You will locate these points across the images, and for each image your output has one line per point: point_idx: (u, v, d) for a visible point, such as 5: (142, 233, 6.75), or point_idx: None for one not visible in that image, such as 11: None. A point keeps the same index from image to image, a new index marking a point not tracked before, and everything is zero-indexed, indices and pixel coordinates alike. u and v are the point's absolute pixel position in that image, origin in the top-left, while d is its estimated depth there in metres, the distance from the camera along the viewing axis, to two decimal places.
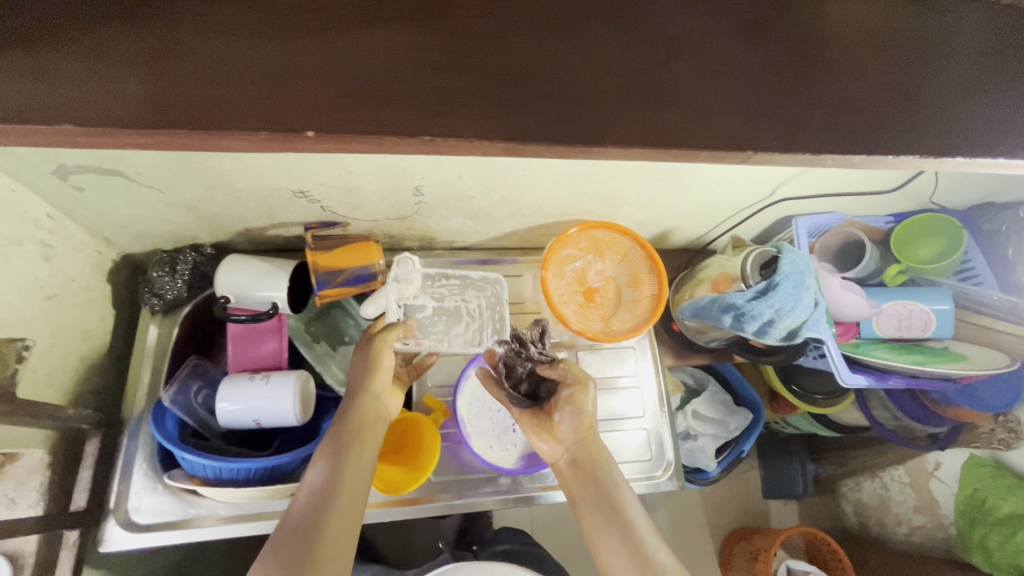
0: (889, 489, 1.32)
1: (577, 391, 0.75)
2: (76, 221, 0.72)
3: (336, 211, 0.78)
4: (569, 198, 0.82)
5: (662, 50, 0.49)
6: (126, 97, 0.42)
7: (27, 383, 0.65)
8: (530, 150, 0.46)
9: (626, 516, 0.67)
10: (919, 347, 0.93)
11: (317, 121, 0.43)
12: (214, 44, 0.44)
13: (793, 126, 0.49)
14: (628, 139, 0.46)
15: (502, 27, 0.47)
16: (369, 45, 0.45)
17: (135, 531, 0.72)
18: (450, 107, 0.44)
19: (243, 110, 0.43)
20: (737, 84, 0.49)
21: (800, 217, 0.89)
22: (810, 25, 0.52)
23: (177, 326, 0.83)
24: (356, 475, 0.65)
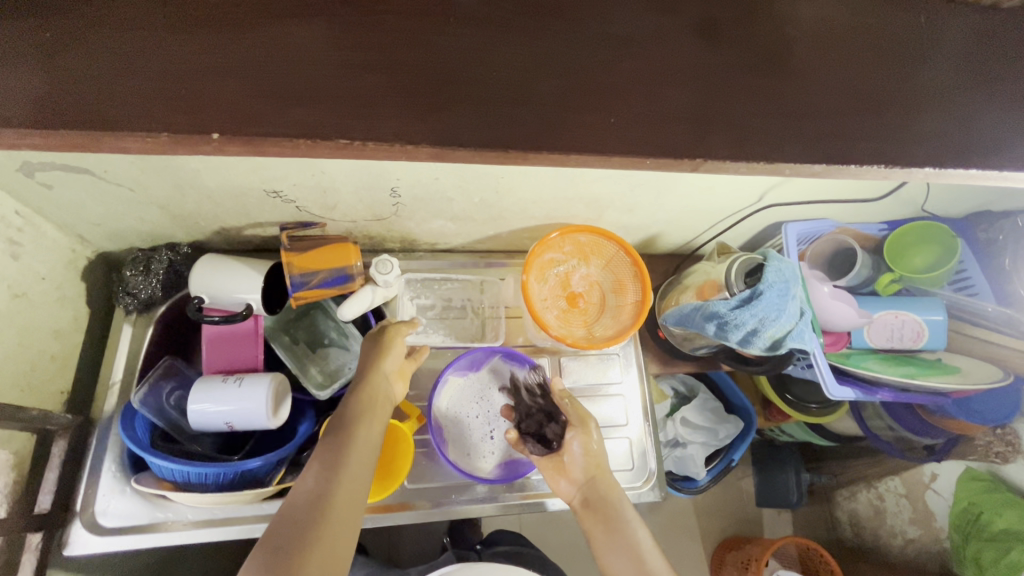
0: (885, 500, 1.30)
1: (584, 432, 0.77)
2: (47, 219, 0.71)
3: (312, 211, 0.77)
4: (550, 201, 0.80)
5: (621, 58, 0.50)
6: (89, 99, 0.44)
7: None
8: (456, 158, 0.47)
9: (636, 547, 0.69)
10: (910, 358, 0.90)
11: (251, 129, 0.45)
12: (175, 49, 0.46)
13: (744, 133, 0.50)
14: (578, 146, 0.47)
15: (459, 35, 0.48)
16: (325, 50, 0.46)
17: (102, 534, 0.71)
18: (394, 112, 0.46)
19: (202, 113, 0.44)
20: (688, 90, 0.50)
21: (790, 223, 0.87)
22: (766, 33, 0.52)
23: (152, 325, 0.82)
24: (358, 464, 0.65)
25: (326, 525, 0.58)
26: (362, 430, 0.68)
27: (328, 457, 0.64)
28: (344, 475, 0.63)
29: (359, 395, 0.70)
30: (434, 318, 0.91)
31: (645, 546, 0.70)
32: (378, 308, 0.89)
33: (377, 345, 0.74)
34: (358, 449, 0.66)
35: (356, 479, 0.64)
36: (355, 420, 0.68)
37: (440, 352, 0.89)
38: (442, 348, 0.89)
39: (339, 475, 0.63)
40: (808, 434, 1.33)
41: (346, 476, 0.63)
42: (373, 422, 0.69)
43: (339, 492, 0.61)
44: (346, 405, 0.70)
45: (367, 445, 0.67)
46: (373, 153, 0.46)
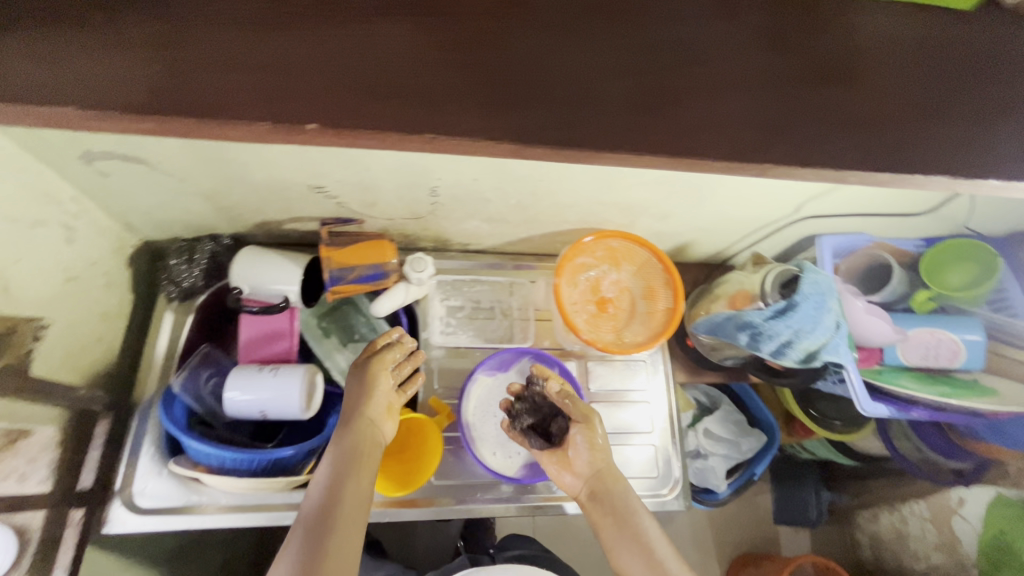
0: (907, 523, 1.25)
1: (585, 427, 0.76)
2: (99, 206, 0.73)
3: (352, 207, 0.78)
4: (585, 205, 0.81)
5: (688, 62, 0.51)
6: (178, 85, 0.46)
7: (43, 361, 0.66)
8: (531, 154, 0.48)
9: (644, 538, 0.70)
10: (945, 378, 0.88)
11: (343, 121, 0.47)
12: (268, 39, 0.47)
13: (807, 138, 0.50)
14: (643, 143, 0.49)
15: (530, 38, 0.50)
16: (403, 47, 0.48)
17: (140, 514, 0.73)
18: (465, 107, 0.48)
19: (293, 109, 0.46)
20: (754, 93, 0.51)
21: (826, 236, 0.88)
22: (831, 43, 0.53)
23: (191, 313, 0.85)
24: (347, 520, 0.63)
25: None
26: (349, 484, 0.66)
27: (315, 520, 0.63)
28: (334, 534, 0.62)
29: (342, 448, 0.69)
30: (462, 319, 0.91)
31: (654, 537, 0.70)
32: (409, 307, 0.90)
33: (363, 387, 0.74)
34: (346, 505, 0.64)
35: (346, 537, 0.62)
36: (340, 476, 0.66)
37: (468, 352, 0.89)
38: (471, 348, 0.89)
39: (328, 535, 0.61)
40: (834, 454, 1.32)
41: (334, 535, 0.62)
42: (359, 474, 0.67)
43: (329, 552, 0.60)
44: (332, 451, 0.69)
45: (355, 499, 0.66)
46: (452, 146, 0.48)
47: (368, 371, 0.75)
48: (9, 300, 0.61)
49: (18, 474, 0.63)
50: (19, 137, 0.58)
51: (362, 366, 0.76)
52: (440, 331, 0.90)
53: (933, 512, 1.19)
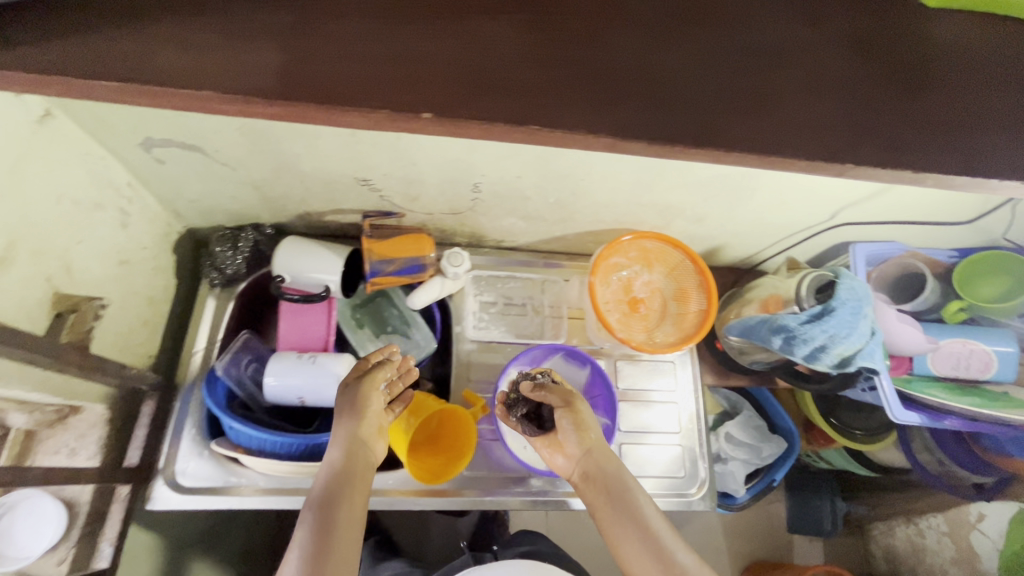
0: (924, 537, 1.26)
1: (568, 410, 0.76)
2: (151, 192, 0.75)
3: (394, 201, 0.80)
4: (623, 206, 0.82)
5: (765, 61, 0.51)
6: (261, 69, 0.46)
7: (100, 340, 0.69)
8: (626, 149, 0.48)
9: (641, 517, 0.68)
10: (975, 389, 0.88)
11: (457, 113, 0.46)
12: (362, 31, 0.48)
13: (888, 140, 0.49)
14: (734, 143, 0.48)
15: (608, 33, 0.50)
16: (481, 39, 0.48)
17: (182, 492, 0.74)
18: (541, 99, 0.47)
19: (377, 95, 0.46)
20: (836, 97, 0.51)
21: (860, 243, 0.87)
22: (906, 49, 0.53)
23: (233, 300, 0.86)
24: (343, 547, 0.61)
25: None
26: (342, 509, 0.64)
27: (310, 547, 0.60)
28: (331, 561, 0.59)
29: (333, 472, 0.67)
30: (495, 314, 0.92)
31: (652, 518, 0.68)
32: (443, 301, 0.92)
33: (354, 407, 0.70)
34: (340, 531, 0.62)
35: (342, 563, 0.60)
36: (331, 501, 0.64)
37: (498, 348, 0.91)
38: (502, 343, 0.91)
39: (325, 562, 0.59)
40: (850, 464, 1.31)
41: (331, 562, 0.59)
42: (352, 498, 0.65)
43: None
44: (322, 478, 0.66)
45: (349, 523, 0.63)
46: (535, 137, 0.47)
47: (358, 390, 0.71)
48: (72, 280, 0.64)
49: (68, 449, 0.66)
50: (89, 122, 0.61)
51: (350, 385, 0.72)
52: (472, 326, 0.91)
53: (951, 526, 1.19)
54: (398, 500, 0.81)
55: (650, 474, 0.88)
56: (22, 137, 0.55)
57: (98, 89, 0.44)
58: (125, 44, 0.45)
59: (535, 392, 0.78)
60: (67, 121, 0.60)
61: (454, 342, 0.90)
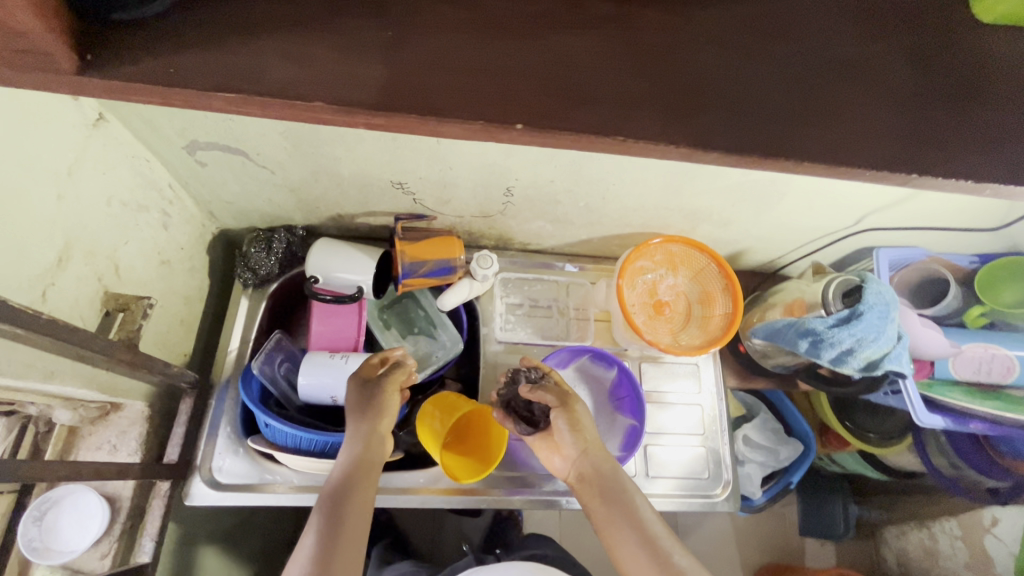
0: (937, 541, 1.25)
1: (563, 410, 0.73)
2: (190, 194, 0.77)
3: (426, 203, 0.81)
4: (651, 210, 0.83)
5: (834, 69, 0.49)
6: (363, 82, 0.43)
7: (149, 340, 0.72)
8: (704, 159, 0.46)
9: (637, 516, 0.67)
10: (995, 393, 0.89)
11: (550, 121, 0.44)
12: (422, 39, 0.45)
13: (955, 151, 0.47)
14: (816, 154, 0.46)
15: (675, 38, 0.48)
16: (538, 41, 0.46)
17: (219, 489, 0.76)
18: (604, 103, 0.45)
19: (447, 99, 0.43)
20: (904, 110, 0.49)
21: (881, 248, 0.88)
22: (974, 55, 0.51)
23: (264, 300, 0.87)
24: (353, 529, 0.63)
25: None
26: (355, 494, 0.66)
27: (323, 526, 0.62)
28: (340, 541, 0.62)
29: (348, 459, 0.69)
30: (521, 316, 0.94)
31: (650, 519, 0.68)
32: (470, 302, 0.93)
33: (370, 402, 0.73)
34: (352, 514, 0.64)
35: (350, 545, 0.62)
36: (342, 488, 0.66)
37: (524, 348, 0.92)
38: (528, 344, 0.92)
39: (335, 542, 0.61)
40: (863, 467, 1.30)
41: (340, 542, 0.62)
42: (365, 484, 0.67)
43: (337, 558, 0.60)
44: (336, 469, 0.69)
45: (361, 508, 0.65)
46: (596, 146, 0.45)
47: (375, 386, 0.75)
48: (119, 279, 0.65)
49: (110, 446, 0.70)
50: (137, 127, 0.63)
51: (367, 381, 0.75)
52: (500, 326, 0.92)
53: (965, 530, 1.19)
54: (428, 497, 0.82)
55: (675, 475, 0.89)
56: (77, 140, 0.56)
57: (212, 99, 0.42)
58: (230, 54, 0.43)
59: (532, 393, 0.75)
60: (118, 125, 0.61)
61: (481, 343, 0.92)
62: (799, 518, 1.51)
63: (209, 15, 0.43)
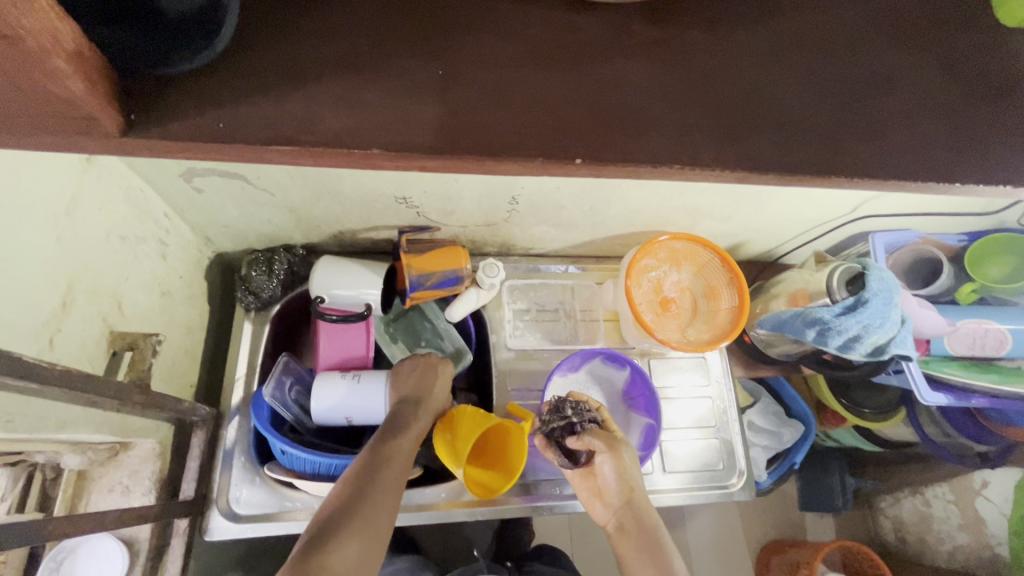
0: (931, 506, 1.30)
1: (612, 457, 0.73)
2: (186, 222, 0.74)
3: (430, 216, 0.80)
4: (655, 210, 0.83)
5: (870, 85, 0.52)
6: (419, 122, 0.46)
7: (158, 375, 0.71)
8: (759, 181, 0.49)
9: (667, 559, 0.68)
10: (991, 366, 0.92)
11: (608, 155, 0.47)
12: (481, 75, 0.48)
13: (985, 158, 0.50)
14: (858, 169, 0.49)
15: (721, 61, 0.51)
16: (586, 80, 0.49)
17: (240, 521, 0.74)
18: (658, 135, 0.48)
19: (511, 139, 0.46)
20: (933, 116, 0.52)
21: (877, 234, 0.90)
22: (995, 63, 0.54)
23: (268, 324, 0.85)
24: (394, 473, 0.65)
25: (355, 520, 0.58)
26: (403, 443, 0.68)
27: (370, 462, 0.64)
28: (379, 480, 0.63)
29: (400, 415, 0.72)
30: (530, 322, 0.94)
31: (678, 568, 0.68)
32: (477, 312, 0.93)
33: (430, 373, 0.78)
34: (394, 463, 0.66)
35: (387, 487, 0.63)
36: (392, 434, 0.69)
37: (534, 354, 0.92)
38: (537, 349, 0.92)
39: (374, 478, 0.63)
40: (859, 441, 1.33)
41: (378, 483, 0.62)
42: (411, 438, 0.70)
43: (373, 493, 0.61)
44: (394, 415, 0.72)
45: (405, 457, 0.68)
46: (652, 174, 0.48)
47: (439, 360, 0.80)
48: (124, 317, 0.64)
49: (122, 487, 0.68)
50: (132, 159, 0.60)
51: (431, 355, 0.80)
52: (509, 333, 0.92)
53: (958, 495, 1.23)
54: (447, 510, 0.82)
55: (691, 468, 0.90)
56: (73, 178, 0.54)
57: (266, 152, 0.45)
58: (264, 100, 0.45)
59: (579, 440, 0.74)
60: (112, 158, 0.59)
61: (490, 351, 0.91)
62: (798, 493, 1.51)
63: (244, 66, 0.46)
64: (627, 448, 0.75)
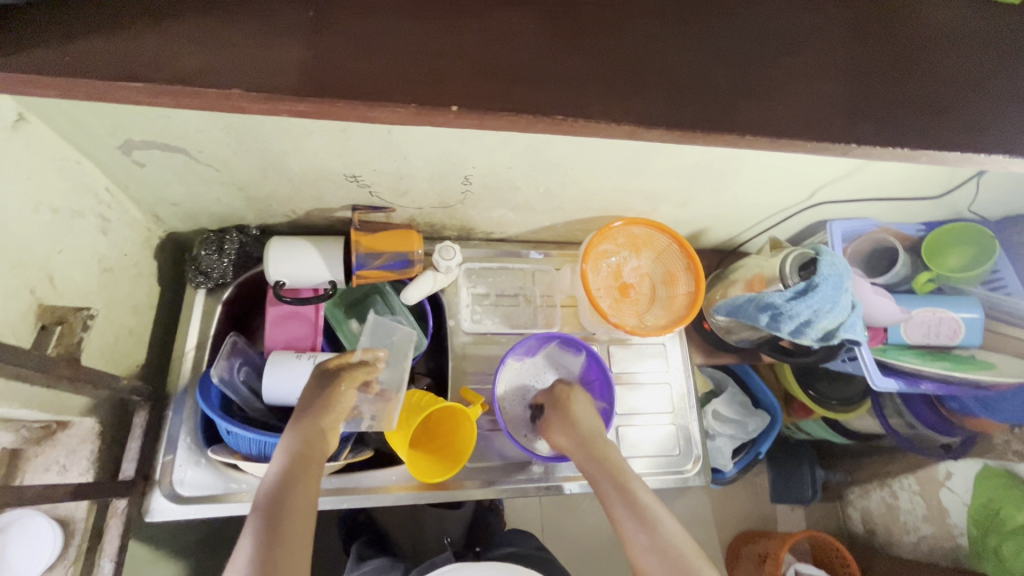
0: (898, 497, 1.30)
1: (551, 430, 0.78)
2: (131, 198, 0.73)
3: (383, 196, 0.79)
4: (609, 194, 0.83)
5: (776, 47, 0.52)
6: (293, 67, 0.45)
7: (92, 351, 0.69)
8: (649, 137, 0.48)
9: (648, 512, 0.66)
10: (945, 354, 0.92)
11: (495, 104, 0.46)
12: (378, 25, 0.47)
13: (889, 124, 0.51)
14: (760, 128, 0.49)
15: (623, 18, 0.50)
16: (487, 36, 0.48)
17: (181, 502, 0.73)
18: (556, 91, 0.47)
19: (405, 86, 0.46)
20: (843, 80, 0.51)
21: (835, 222, 0.90)
22: (905, 30, 0.54)
23: (221, 304, 0.84)
24: (302, 509, 0.58)
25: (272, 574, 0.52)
26: (306, 474, 0.61)
27: (264, 529, 0.55)
28: (283, 543, 0.55)
29: (291, 458, 0.62)
30: (489, 307, 0.93)
31: (659, 513, 0.66)
32: (435, 295, 0.92)
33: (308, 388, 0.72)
34: (300, 493, 0.59)
35: (298, 529, 0.57)
36: (292, 467, 0.61)
37: (493, 339, 0.92)
38: (496, 334, 0.92)
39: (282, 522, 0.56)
40: (830, 434, 1.32)
41: (283, 551, 0.54)
42: (306, 482, 0.60)
43: (283, 541, 0.55)
44: (290, 443, 0.64)
45: (305, 504, 0.59)
46: (547, 128, 0.47)
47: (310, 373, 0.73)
48: (55, 291, 0.63)
49: (59, 467, 0.66)
50: (65, 128, 0.59)
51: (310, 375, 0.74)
52: (466, 316, 0.92)
53: (922, 485, 1.23)
54: (398, 496, 0.81)
55: (648, 454, 0.91)
56: None
57: (118, 90, 0.43)
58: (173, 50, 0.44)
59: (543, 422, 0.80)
60: (43, 127, 0.58)
61: (449, 335, 0.91)
62: (769, 485, 1.52)
63: (148, 17, 0.45)
64: (559, 417, 0.78)
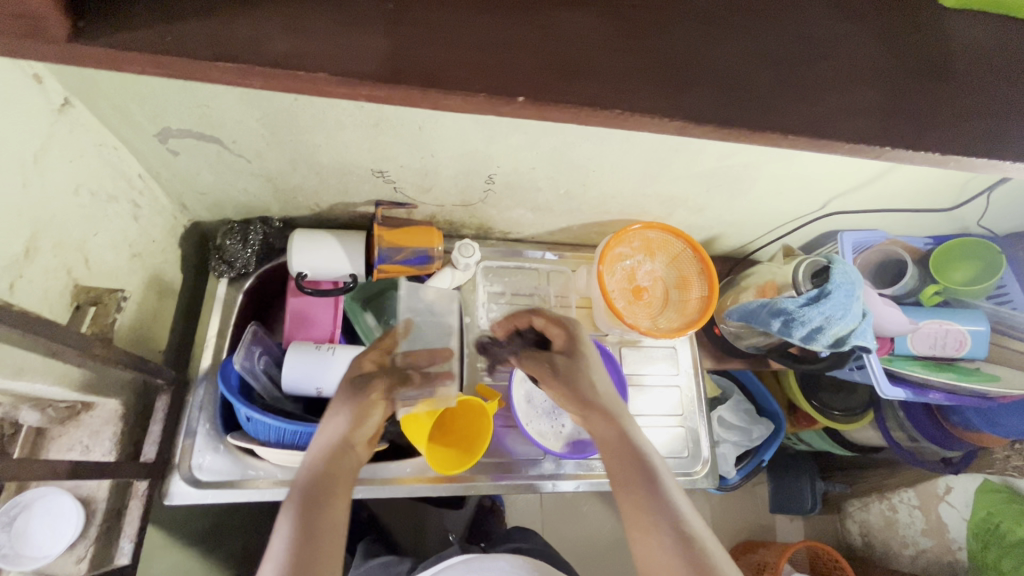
0: (897, 511, 1.31)
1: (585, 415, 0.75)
2: (161, 185, 0.74)
3: (407, 193, 0.81)
4: (629, 197, 0.84)
5: (812, 51, 0.54)
6: (365, 51, 0.46)
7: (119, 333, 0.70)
8: (695, 132, 0.50)
9: (677, 510, 0.64)
10: (950, 365, 0.94)
11: (548, 95, 0.47)
12: (433, 15, 0.48)
13: (919, 127, 0.52)
14: (798, 128, 0.51)
15: (665, 17, 0.52)
16: (533, 30, 0.49)
17: (201, 486, 0.74)
18: (600, 84, 0.48)
19: (461, 74, 0.47)
20: (874, 86, 0.53)
21: (846, 232, 0.92)
22: (933, 41, 0.56)
23: (242, 293, 0.85)
24: (337, 516, 0.61)
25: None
26: (338, 484, 0.64)
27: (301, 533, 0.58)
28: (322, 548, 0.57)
29: (322, 468, 0.65)
30: (504, 305, 0.95)
31: (686, 511, 0.64)
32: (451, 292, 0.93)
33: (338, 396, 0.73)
34: (335, 501, 0.62)
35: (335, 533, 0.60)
36: (324, 476, 0.64)
37: None
38: None
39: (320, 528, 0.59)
40: (828, 444, 1.33)
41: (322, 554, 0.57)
42: (340, 490, 0.63)
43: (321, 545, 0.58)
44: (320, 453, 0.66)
45: (339, 511, 0.62)
46: (591, 121, 0.49)
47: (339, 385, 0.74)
48: (89, 272, 0.65)
49: (82, 446, 0.69)
50: (105, 113, 0.60)
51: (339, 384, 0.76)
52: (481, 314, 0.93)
53: (922, 500, 1.24)
54: (410, 488, 0.82)
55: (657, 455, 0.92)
56: (43, 125, 0.54)
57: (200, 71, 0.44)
58: (226, 37, 0.45)
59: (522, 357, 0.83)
60: (85, 111, 0.59)
61: (464, 332, 0.92)
62: (769, 495, 1.53)
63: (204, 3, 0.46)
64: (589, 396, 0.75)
